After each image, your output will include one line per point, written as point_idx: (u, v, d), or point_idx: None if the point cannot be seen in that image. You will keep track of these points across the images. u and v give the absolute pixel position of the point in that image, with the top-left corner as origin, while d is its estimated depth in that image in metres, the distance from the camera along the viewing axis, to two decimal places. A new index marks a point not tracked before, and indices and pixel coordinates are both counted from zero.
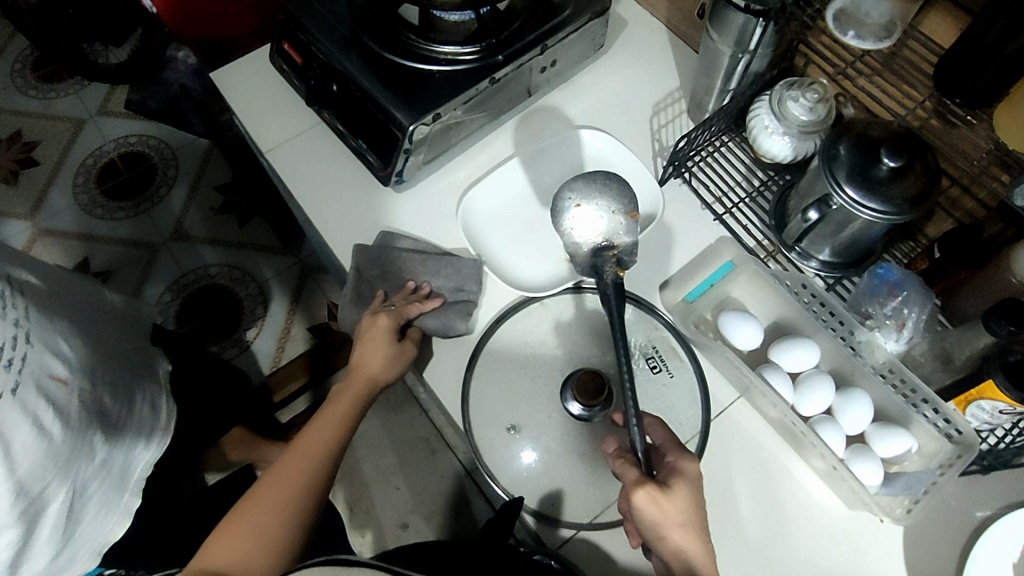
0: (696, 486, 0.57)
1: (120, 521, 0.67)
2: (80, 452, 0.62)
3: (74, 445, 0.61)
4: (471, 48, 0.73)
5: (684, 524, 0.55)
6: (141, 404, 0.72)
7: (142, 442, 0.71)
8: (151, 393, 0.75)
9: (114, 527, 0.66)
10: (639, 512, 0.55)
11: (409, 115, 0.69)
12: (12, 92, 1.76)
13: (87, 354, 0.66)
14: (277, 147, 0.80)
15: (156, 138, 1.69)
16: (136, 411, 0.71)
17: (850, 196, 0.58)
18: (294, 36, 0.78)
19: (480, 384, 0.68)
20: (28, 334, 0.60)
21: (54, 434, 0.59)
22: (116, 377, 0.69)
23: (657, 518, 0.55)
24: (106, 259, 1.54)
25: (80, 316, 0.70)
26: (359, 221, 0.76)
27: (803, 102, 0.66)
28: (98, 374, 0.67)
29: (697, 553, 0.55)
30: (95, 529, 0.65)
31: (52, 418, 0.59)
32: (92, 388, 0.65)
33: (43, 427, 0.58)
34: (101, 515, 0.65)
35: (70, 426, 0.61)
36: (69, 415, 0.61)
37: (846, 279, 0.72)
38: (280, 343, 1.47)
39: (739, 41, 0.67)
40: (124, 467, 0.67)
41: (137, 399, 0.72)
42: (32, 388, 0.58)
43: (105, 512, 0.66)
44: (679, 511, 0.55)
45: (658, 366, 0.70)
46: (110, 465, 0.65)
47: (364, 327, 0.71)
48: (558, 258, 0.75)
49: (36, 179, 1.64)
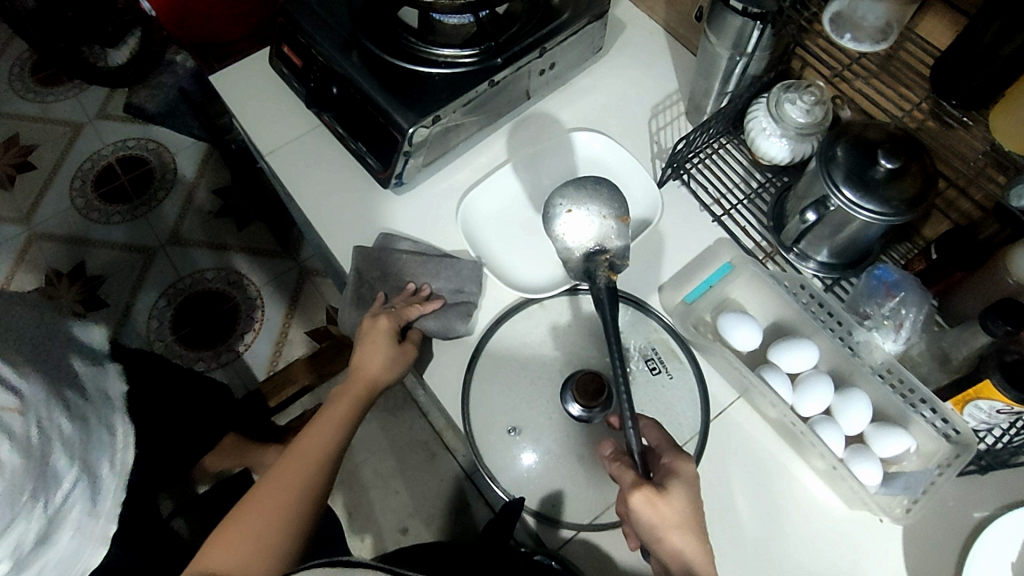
0: (693, 487, 0.57)
1: (96, 549, 0.64)
2: (41, 477, 0.58)
3: (33, 470, 0.58)
4: (471, 51, 0.73)
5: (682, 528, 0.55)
6: (99, 424, 0.67)
7: (110, 462, 0.67)
8: (107, 413, 0.69)
9: (91, 555, 0.63)
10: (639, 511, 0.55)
11: (408, 117, 0.70)
12: (11, 95, 1.80)
13: (34, 368, 0.63)
14: (276, 149, 0.80)
15: (154, 141, 1.74)
16: (96, 431, 0.66)
17: (847, 197, 0.58)
18: (293, 39, 0.78)
19: (479, 386, 0.69)
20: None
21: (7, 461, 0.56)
22: (70, 394, 0.65)
23: (653, 518, 0.55)
24: (104, 263, 1.60)
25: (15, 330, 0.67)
26: (359, 223, 0.76)
27: (800, 105, 0.67)
28: (52, 393, 0.62)
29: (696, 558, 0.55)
30: (71, 558, 0.62)
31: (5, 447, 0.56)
32: (50, 407, 0.61)
33: None
34: (76, 545, 0.62)
35: (27, 452, 0.57)
36: (25, 440, 0.58)
37: (844, 280, 0.72)
38: (278, 348, 1.52)
39: (736, 43, 0.68)
40: (97, 491, 0.64)
41: (97, 417, 0.67)
42: None
43: (80, 539, 0.63)
44: (677, 513, 0.55)
45: (658, 367, 0.70)
46: (79, 491, 0.62)
47: (364, 329, 0.71)
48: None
49: (34, 185, 1.69)
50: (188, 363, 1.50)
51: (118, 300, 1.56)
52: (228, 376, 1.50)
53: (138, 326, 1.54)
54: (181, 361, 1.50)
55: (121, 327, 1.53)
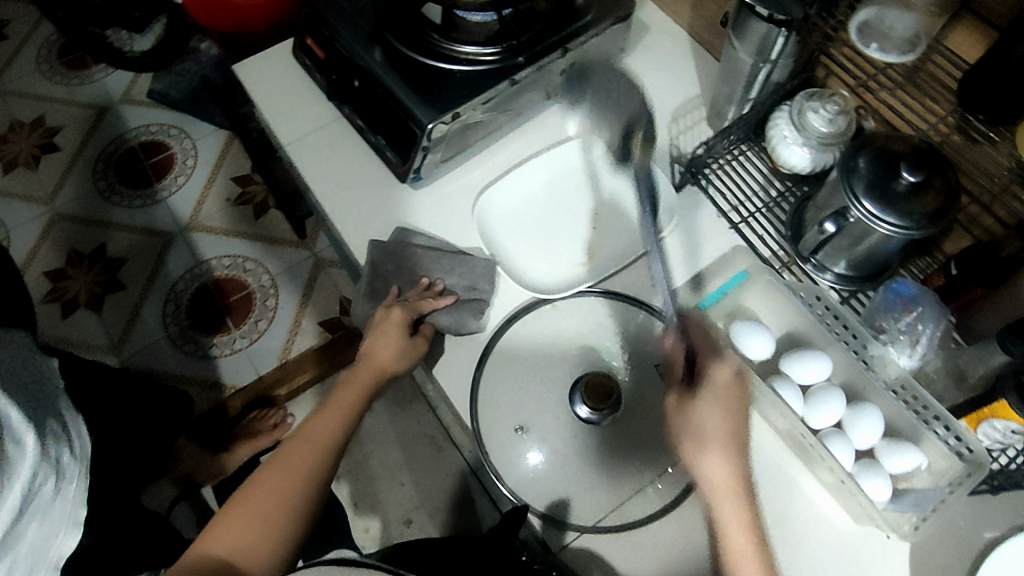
0: (726, 385, 0.57)
1: (68, 534, 0.66)
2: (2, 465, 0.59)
3: None
4: (493, 50, 0.73)
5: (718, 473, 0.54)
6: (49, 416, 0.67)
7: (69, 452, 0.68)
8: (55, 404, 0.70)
9: (66, 538, 0.65)
10: (688, 418, 0.56)
11: (428, 113, 0.70)
12: (38, 77, 1.83)
13: None
14: (295, 141, 0.80)
15: (177, 128, 1.77)
16: (47, 420, 0.66)
17: (868, 209, 0.58)
18: (317, 32, 0.78)
19: (488, 384, 0.69)
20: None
21: None
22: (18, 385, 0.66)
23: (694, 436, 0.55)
24: (122, 246, 1.63)
25: None
26: (374, 216, 0.76)
27: (823, 114, 0.67)
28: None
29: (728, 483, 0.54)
30: (45, 546, 0.63)
31: None
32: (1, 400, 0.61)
33: None
34: (46, 535, 0.64)
35: None
36: None
37: (860, 293, 0.71)
38: (290, 337, 1.54)
39: (760, 50, 0.67)
40: (59, 477, 0.65)
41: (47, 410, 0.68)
42: None
43: (49, 528, 0.64)
44: (711, 421, 0.55)
45: None
46: (43, 476, 0.63)
47: (376, 321, 0.71)
48: (592, 249, 0.76)
49: (56, 166, 1.72)
50: (201, 348, 1.52)
51: (135, 283, 1.59)
52: (239, 364, 1.52)
53: (154, 310, 1.56)
54: (194, 346, 1.53)
55: (138, 308, 1.56)
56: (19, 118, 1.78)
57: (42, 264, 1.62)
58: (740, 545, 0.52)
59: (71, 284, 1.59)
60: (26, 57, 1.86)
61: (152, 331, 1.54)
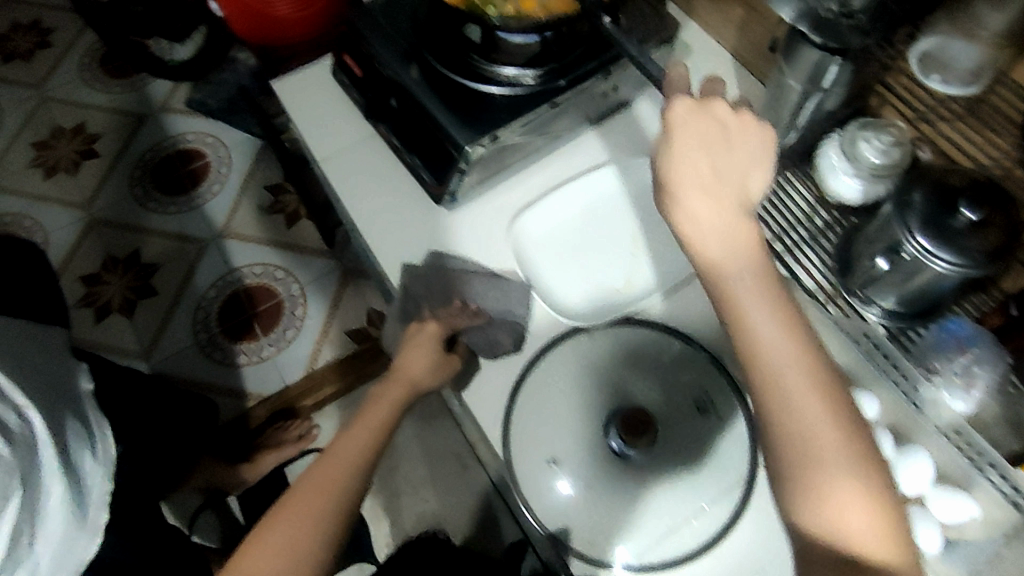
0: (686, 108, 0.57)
1: (87, 537, 0.75)
2: (30, 472, 0.68)
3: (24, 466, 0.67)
4: (533, 72, 0.72)
5: (716, 184, 0.54)
6: (74, 426, 0.77)
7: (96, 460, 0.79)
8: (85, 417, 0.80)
9: (84, 542, 0.74)
10: (686, 155, 0.55)
11: (466, 135, 0.69)
12: (80, 84, 1.87)
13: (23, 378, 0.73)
14: (330, 158, 0.80)
15: (213, 136, 1.79)
16: (70, 433, 0.76)
17: (921, 244, 0.56)
18: (357, 50, 0.78)
19: (520, 414, 0.67)
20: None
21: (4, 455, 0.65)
22: (49, 398, 0.75)
23: (688, 175, 0.55)
24: (155, 252, 1.65)
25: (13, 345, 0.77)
26: (408, 237, 0.75)
27: (875, 145, 0.66)
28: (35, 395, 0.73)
29: (752, 268, 0.52)
30: (69, 547, 0.73)
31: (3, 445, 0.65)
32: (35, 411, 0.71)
33: None
34: (71, 537, 0.73)
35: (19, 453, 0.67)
36: (17, 442, 0.67)
37: (910, 329, 0.66)
38: (317, 347, 1.55)
39: (811, 78, 0.65)
40: (81, 484, 0.75)
41: (80, 419, 0.79)
42: None
43: (72, 531, 0.73)
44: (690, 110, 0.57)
45: (706, 409, 0.67)
46: (64, 486, 0.72)
47: (409, 335, 0.73)
48: (630, 278, 0.74)
49: (94, 172, 1.75)
50: (230, 355, 1.53)
51: (167, 289, 1.61)
52: (266, 372, 1.53)
53: (184, 317, 1.58)
54: (223, 353, 1.54)
55: (169, 315, 1.58)
56: (61, 124, 1.82)
57: (78, 268, 1.65)
58: (771, 349, 0.49)
59: (106, 288, 1.62)
60: (69, 64, 1.90)
61: (182, 338, 1.56)
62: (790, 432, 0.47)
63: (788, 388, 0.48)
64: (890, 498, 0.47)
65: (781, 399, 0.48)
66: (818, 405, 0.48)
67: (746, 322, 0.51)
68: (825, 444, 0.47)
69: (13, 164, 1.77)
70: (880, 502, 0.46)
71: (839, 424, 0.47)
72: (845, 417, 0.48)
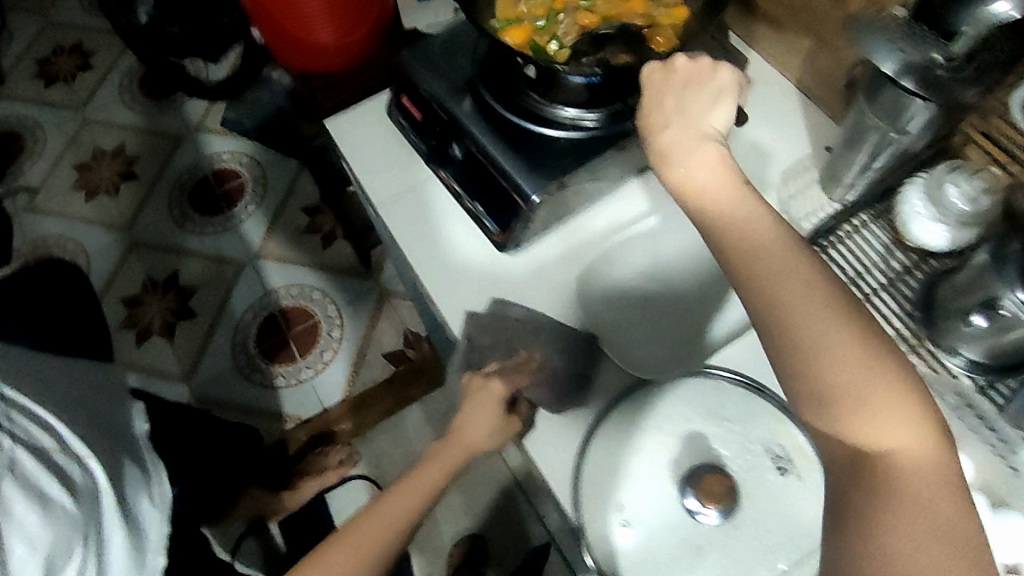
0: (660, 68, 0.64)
1: None
2: (91, 519, 0.65)
3: (87, 515, 0.65)
4: (599, 115, 0.70)
5: (680, 117, 0.60)
6: (130, 467, 0.75)
7: (152, 500, 0.76)
8: (140, 457, 0.79)
9: None
10: (662, 99, 0.61)
11: (532, 183, 0.67)
12: (119, 105, 1.89)
13: (79, 424, 0.71)
14: (386, 199, 0.78)
15: (249, 156, 1.79)
16: (128, 478, 0.73)
17: (1021, 297, 0.56)
18: (413, 90, 0.77)
19: (590, 469, 0.64)
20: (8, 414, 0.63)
21: (66, 506, 0.62)
22: (106, 441, 0.73)
23: (659, 112, 0.61)
24: (194, 273, 1.66)
25: (68, 387, 0.75)
26: (468, 281, 0.74)
27: (964, 190, 0.63)
28: (92, 440, 0.70)
29: (717, 176, 0.56)
30: None
31: (62, 493, 0.62)
32: (95, 456, 0.69)
33: (52, 504, 0.61)
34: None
35: (80, 502, 0.64)
36: (78, 490, 0.65)
37: (1000, 382, 0.63)
38: (354, 369, 1.53)
39: (894, 119, 0.62)
40: (139, 527, 0.72)
41: (135, 460, 0.77)
42: (28, 472, 0.61)
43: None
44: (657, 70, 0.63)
45: (787, 469, 0.62)
46: (125, 530, 0.69)
47: (470, 390, 0.72)
48: (694, 323, 0.74)
49: (134, 193, 1.77)
50: (269, 378, 1.53)
51: (206, 311, 1.61)
52: (305, 396, 1.51)
53: (224, 339, 1.58)
54: (262, 376, 1.53)
55: (209, 337, 1.58)
56: (102, 146, 1.83)
57: (120, 290, 1.66)
58: (750, 248, 0.51)
59: (147, 311, 1.63)
60: (109, 86, 1.92)
61: (221, 361, 1.56)
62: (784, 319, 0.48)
63: (775, 278, 0.49)
64: (898, 370, 0.46)
65: (769, 289, 0.49)
66: (807, 288, 0.48)
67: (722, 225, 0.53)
68: (820, 322, 0.47)
69: (56, 187, 1.79)
70: (882, 374, 0.46)
71: (846, 334, 0.46)
72: (857, 333, 0.46)
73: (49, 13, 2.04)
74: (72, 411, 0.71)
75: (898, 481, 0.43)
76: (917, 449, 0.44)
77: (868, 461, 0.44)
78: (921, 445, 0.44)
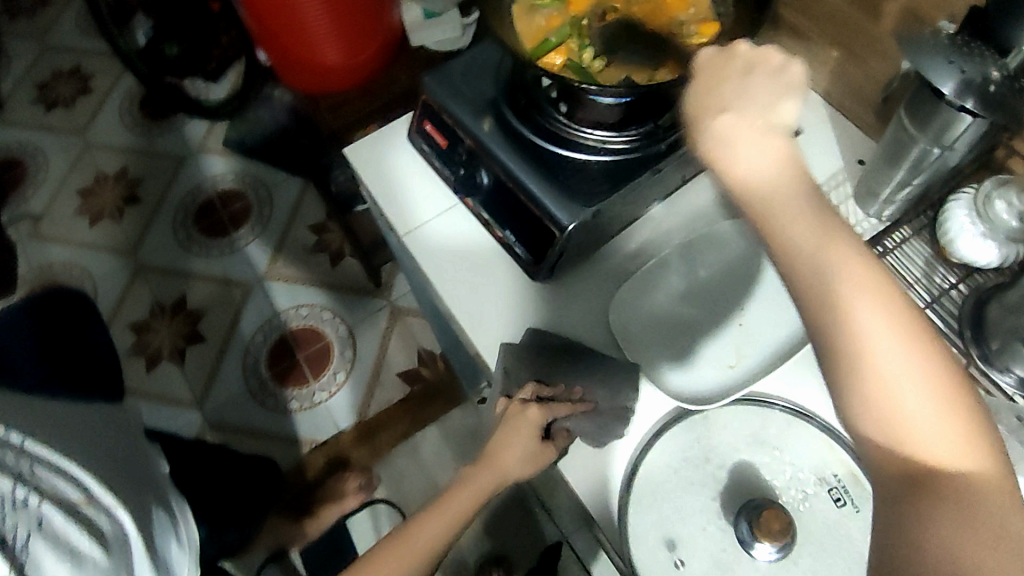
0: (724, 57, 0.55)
1: None
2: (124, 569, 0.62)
3: (119, 567, 0.62)
4: (630, 138, 0.69)
5: (738, 97, 0.52)
6: (156, 512, 0.72)
7: (179, 546, 0.73)
8: (163, 499, 0.76)
9: None
10: (724, 83, 0.53)
11: (568, 213, 0.66)
12: (120, 129, 1.87)
13: (102, 472, 0.68)
14: (411, 228, 0.77)
15: (253, 176, 1.77)
16: (154, 524, 0.71)
17: None
18: (438, 117, 0.75)
19: (638, 504, 0.63)
20: (30, 467, 0.60)
21: (97, 559, 0.59)
22: (130, 486, 0.71)
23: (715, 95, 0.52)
24: (203, 297, 1.63)
25: (88, 432, 0.72)
26: (500, 310, 0.72)
27: (1015, 207, 0.61)
28: (116, 487, 0.68)
29: (772, 158, 0.49)
30: None
31: (92, 547, 0.59)
32: (121, 503, 0.66)
33: (83, 559, 0.58)
34: None
35: (111, 554, 0.61)
36: (108, 541, 0.62)
37: None
38: (369, 390, 1.51)
39: (938, 136, 0.60)
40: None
41: (160, 504, 0.74)
42: (56, 526, 0.58)
43: None
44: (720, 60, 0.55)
45: (843, 499, 0.61)
46: None
47: (510, 415, 0.66)
48: (740, 348, 0.69)
49: (139, 217, 1.74)
50: (283, 402, 1.51)
51: (216, 335, 1.59)
52: (320, 419, 1.49)
53: (235, 364, 1.55)
54: (276, 400, 1.51)
55: (220, 362, 1.56)
56: (104, 170, 1.81)
57: (127, 316, 1.64)
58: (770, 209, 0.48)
59: (157, 336, 1.60)
60: (108, 109, 1.90)
61: (233, 386, 1.53)
62: (837, 322, 0.44)
63: (810, 255, 0.46)
64: (957, 384, 0.43)
65: (821, 293, 0.45)
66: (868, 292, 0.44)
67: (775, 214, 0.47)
68: (882, 333, 0.43)
69: (59, 213, 1.77)
70: (944, 387, 0.42)
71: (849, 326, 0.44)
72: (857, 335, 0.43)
73: (46, 37, 2.02)
74: (94, 458, 0.69)
75: (959, 501, 0.39)
76: (981, 470, 0.41)
77: (928, 481, 0.40)
78: (985, 466, 0.41)
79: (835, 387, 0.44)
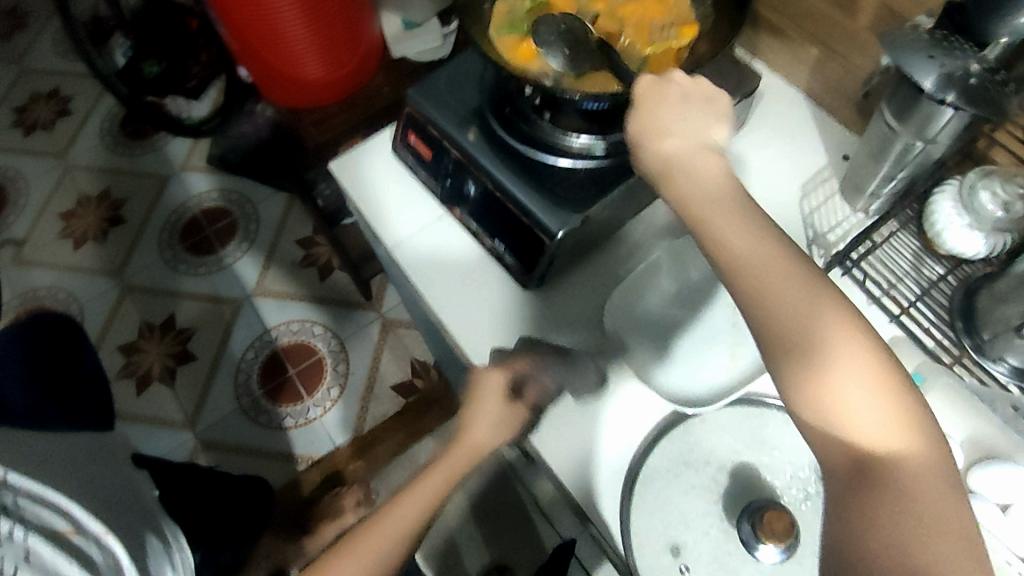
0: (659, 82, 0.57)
1: None
2: None
3: None
4: (616, 142, 0.69)
5: (678, 124, 0.55)
6: (148, 538, 0.71)
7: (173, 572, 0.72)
8: (155, 525, 0.75)
9: None
10: (662, 109, 0.56)
11: (557, 221, 0.66)
12: (101, 150, 1.85)
13: (92, 501, 0.67)
14: (399, 241, 0.76)
15: (238, 193, 1.76)
16: (146, 551, 0.69)
17: None
18: (421, 129, 0.75)
19: (639, 510, 0.62)
20: (14, 500, 0.58)
21: None
22: (121, 513, 0.70)
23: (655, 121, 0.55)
24: (191, 316, 1.62)
25: (76, 461, 0.71)
26: (492, 320, 0.72)
27: (998, 197, 0.62)
28: (107, 516, 0.66)
29: (704, 173, 0.52)
30: None
31: None
32: (111, 531, 0.65)
33: None
34: None
35: None
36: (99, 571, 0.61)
37: None
38: (364, 403, 1.50)
39: (921, 129, 0.60)
40: None
41: (151, 530, 0.73)
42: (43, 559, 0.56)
43: None
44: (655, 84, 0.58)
45: None
46: None
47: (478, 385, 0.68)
48: (735, 349, 0.69)
49: (124, 238, 1.73)
50: (276, 419, 1.49)
51: (206, 354, 1.57)
52: (315, 434, 1.48)
53: (226, 382, 1.54)
54: (269, 417, 1.49)
55: (211, 381, 1.54)
56: (87, 192, 1.79)
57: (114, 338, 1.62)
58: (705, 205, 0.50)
59: (146, 357, 1.59)
60: (88, 130, 1.88)
61: (225, 404, 1.52)
62: (774, 316, 0.45)
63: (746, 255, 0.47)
64: (888, 383, 0.43)
65: (781, 286, 0.45)
66: (807, 294, 0.45)
67: (713, 220, 0.49)
68: (820, 331, 0.44)
69: (42, 237, 1.75)
70: (884, 383, 0.43)
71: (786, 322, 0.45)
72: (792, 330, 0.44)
73: (23, 60, 2.00)
74: (83, 487, 0.67)
75: (894, 501, 0.39)
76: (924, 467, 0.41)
77: (872, 476, 0.40)
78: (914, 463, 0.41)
79: (781, 383, 0.45)
